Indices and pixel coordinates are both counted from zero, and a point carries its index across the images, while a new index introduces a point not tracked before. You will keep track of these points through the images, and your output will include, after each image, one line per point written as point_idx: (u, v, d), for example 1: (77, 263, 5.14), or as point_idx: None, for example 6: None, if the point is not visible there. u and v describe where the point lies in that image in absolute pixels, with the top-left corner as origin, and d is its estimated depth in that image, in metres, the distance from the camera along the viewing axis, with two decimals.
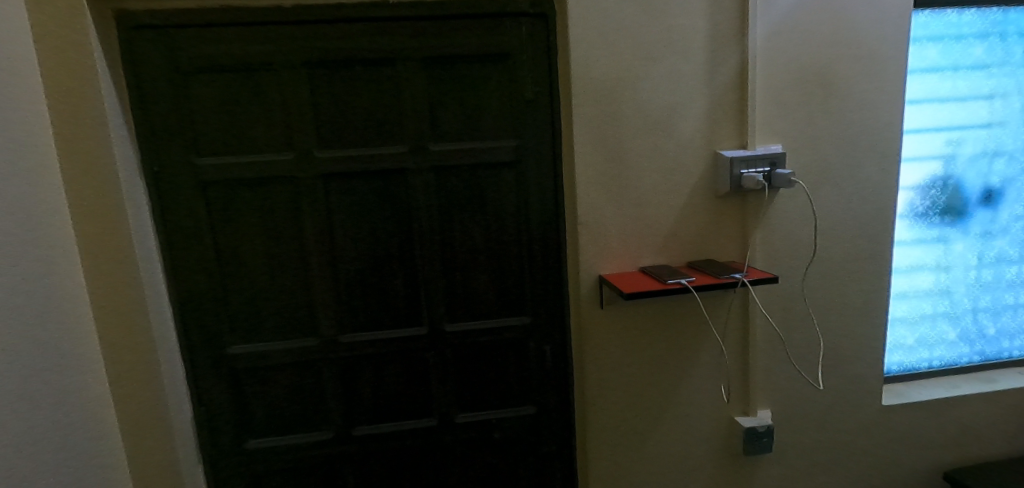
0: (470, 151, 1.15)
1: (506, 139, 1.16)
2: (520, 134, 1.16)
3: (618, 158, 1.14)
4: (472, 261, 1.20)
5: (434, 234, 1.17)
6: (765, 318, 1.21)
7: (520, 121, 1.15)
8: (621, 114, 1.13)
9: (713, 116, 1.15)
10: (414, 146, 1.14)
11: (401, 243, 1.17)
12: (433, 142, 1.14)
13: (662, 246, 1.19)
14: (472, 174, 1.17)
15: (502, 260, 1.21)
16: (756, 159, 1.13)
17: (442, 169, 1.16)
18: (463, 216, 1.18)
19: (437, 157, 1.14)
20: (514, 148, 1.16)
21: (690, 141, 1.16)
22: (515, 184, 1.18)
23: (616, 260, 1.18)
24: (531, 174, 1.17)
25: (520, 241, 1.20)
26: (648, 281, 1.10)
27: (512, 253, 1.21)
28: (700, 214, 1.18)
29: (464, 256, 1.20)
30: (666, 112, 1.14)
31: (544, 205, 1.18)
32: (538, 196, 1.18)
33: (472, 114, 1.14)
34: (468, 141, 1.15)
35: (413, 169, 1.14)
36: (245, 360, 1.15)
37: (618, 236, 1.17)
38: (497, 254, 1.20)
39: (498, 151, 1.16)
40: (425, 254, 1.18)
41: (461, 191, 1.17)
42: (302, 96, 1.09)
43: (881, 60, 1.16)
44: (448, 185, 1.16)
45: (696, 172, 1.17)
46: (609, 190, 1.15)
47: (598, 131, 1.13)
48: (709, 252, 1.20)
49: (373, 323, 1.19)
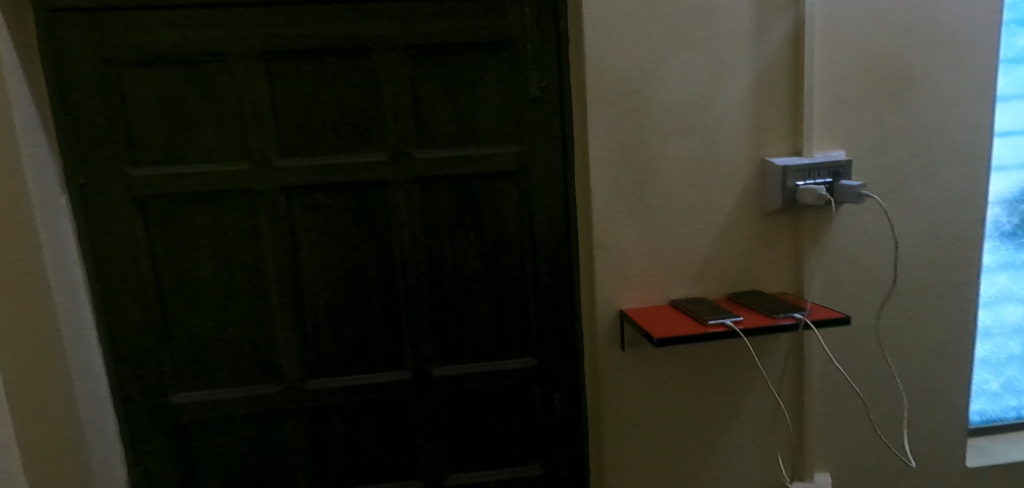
0: (462, 161, 0.95)
1: (507, 145, 0.96)
2: (523, 139, 0.96)
3: (642, 168, 0.93)
4: (466, 293, 1.00)
5: (420, 260, 0.97)
6: (825, 363, 0.99)
7: (523, 125, 0.95)
8: (646, 114, 0.92)
9: (759, 116, 0.94)
10: (394, 154, 0.94)
11: (380, 271, 0.97)
12: (417, 150, 0.95)
13: (697, 275, 0.97)
14: (465, 188, 0.97)
15: (502, 290, 1.00)
16: (813, 168, 0.92)
17: (429, 182, 0.96)
18: (454, 237, 0.98)
19: (423, 168, 0.95)
20: (515, 157, 0.96)
21: (731, 147, 0.94)
22: (518, 199, 0.98)
23: (641, 292, 0.96)
24: (537, 187, 0.97)
25: (523, 266, 1.00)
26: (682, 320, 0.88)
27: (514, 282, 1.00)
28: (744, 236, 0.97)
29: (456, 286, 0.99)
30: (701, 112, 0.93)
31: (552, 225, 0.98)
32: (545, 214, 0.98)
33: (465, 116, 0.95)
34: (460, 149, 0.95)
35: (393, 182, 0.95)
36: (192, 411, 0.96)
37: (642, 262, 0.96)
38: (496, 283, 1.00)
39: (496, 160, 0.96)
40: (408, 283, 0.98)
41: (452, 208, 0.97)
42: (259, 94, 0.90)
43: (969, 47, 0.94)
44: (436, 200, 0.96)
45: (739, 184, 0.96)
46: (632, 208, 0.94)
47: (618, 135, 0.92)
48: (753, 281, 0.99)
49: (346, 365, 0.99)
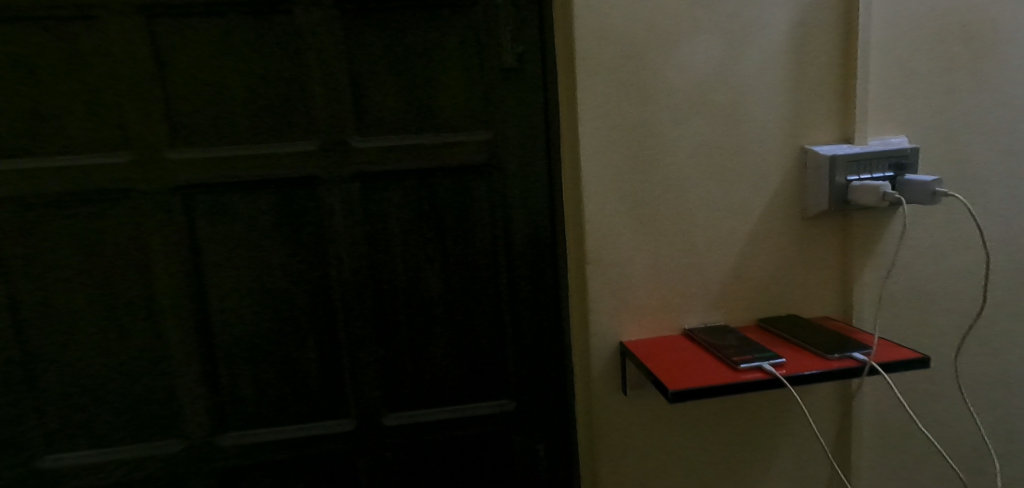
0: (415, 151, 0.74)
1: (474, 131, 0.75)
2: (494, 124, 0.75)
3: (648, 160, 0.72)
4: (425, 321, 0.78)
5: (364, 280, 0.76)
6: (879, 406, 0.78)
7: (494, 105, 0.74)
8: (652, 90, 0.71)
9: (797, 92, 0.73)
10: (326, 143, 0.72)
11: (311, 294, 0.76)
12: (357, 137, 0.73)
13: (718, 296, 0.76)
14: (421, 187, 0.75)
15: (471, 316, 0.79)
16: (870, 159, 0.71)
17: (373, 179, 0.74)
18: (407, 249, 0.76)
19: (364, 160, 0.73)
20: (485, 147, 0.75)
21: (762, 133, 0.74)
22: (490, 201, 0.77)
23: (647, 319, 0.75)
24: (513, 186, 0.76)
25: (496, 286, 0.78)
26: (703, 360, 0.67)
27: (485, 305, 0.79)
28: (777, 246, 0.76)
29: (411, 312, 0.78)
30: (722, 87, 0.72)
31: (533, 233, 0.77)
32: (524, 220, 0.77)
33: (419, 93, 0.73)
34: (412, 135, 0.74)
35: (325, 180, 0.73)
36: (69, 477, 0.74)
37: (648, 281, 0.74)
38: (462, 308, 0.78)
39: (460, 150, 0.74)
40: (349, 309, 0.76)
41: (404, 213, 0.75)
42: (143, 63, 0.68)
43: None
44: (383, 202, 0.75)
45: (772, 180, 0.75)
46: (635, 211, 0.73)
47: (617, 117, 0.71)
48: (790, 303, 0.78)
49: (271, 414, 0.77)
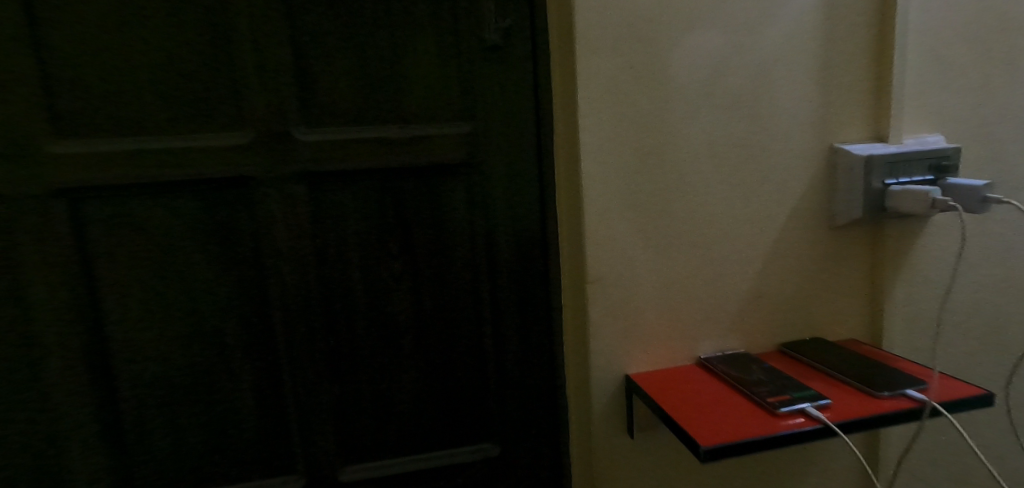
0: (377, 147, 0.60)
1: (450, 122, 0.61)
2: (475, 114, 0.61)
3: (659, 159, 0.61)
4: (390, 353, 0.64)
5: (315, 305, 0.61)
6: (924, 445, 0.68)
7: (473, 91, 0.61)
8: (663, 76, 0.60)
9: (825, 83, 0.63)
10: (264, 135, 0.58)
11: (247, 323, 0.61)
12: (303, 128, 0.58)
13: (736, 319, 0.65)
14: (384, 190, 0.61)
15: (447, 346, 0.65)
16: (908, 161, 0.62)
17: (325, 180, 0.60)
18: (367, 266, 0.62)
19: (313, 157, 0.59)
20: (464, 142, 0.62)
21: (785, 128, 0.63)
22: (470, 208, 0.63)
23: (656, 347, 0.64)
24: (498, 189, 0.63)
25: (477, 310, 0.65)
26: (730, 399, 0.56)
27: (464, 333, 0.65)
28: (801, 260, 0.66)
29: (372, 343, 0.64)
30: (742, 74, 0.62)
31: (521, 246, 0.64)
32: (510, 229, 0.64)
33: (380, 74, 0.59)
34: (373, 126, 0.60)
35: (263, 181, 0.58)
36: None
37: (658, 302, 0.63)
38: (435, 336, 0.65)
39: (433, 145, 0.61)
40: (295, 341, 0.62)
41: (363, 222, 0.61)
42: (10, 26, 0.52)
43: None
44: (337, 208, 0.61)
45: (797, 184, 0.65)
46: (643, 220, 0.61)
47: (624, 107, 0.59)
48: (814, 325, 0.68)
49: (195, 473, 0.62)
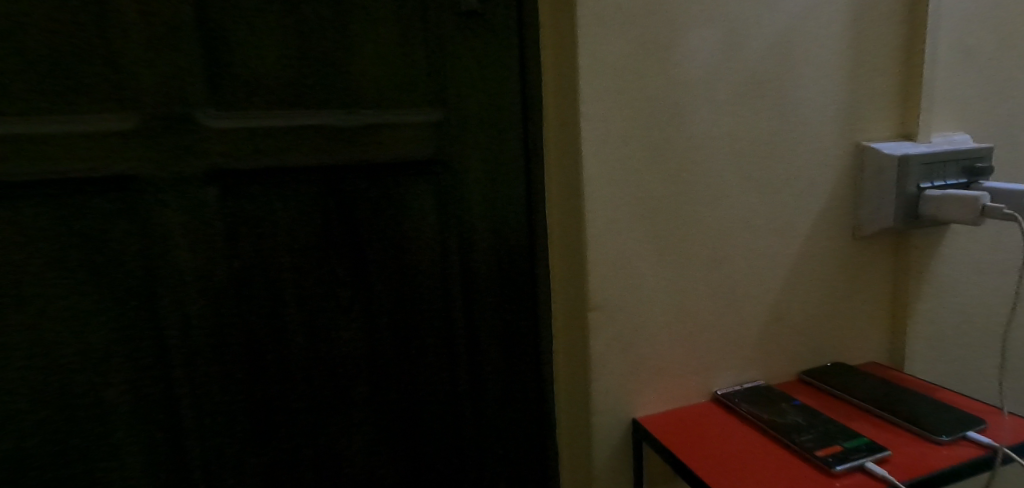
0: (319, 138, 0.46)
1: (414, 107, 0.49)
2: (447, 98, 0.49)
3: (670, 157, 0.51)
4: (340, 402, 0.51)
5: (237, 347, 0.47)
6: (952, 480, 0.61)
7: (445, 70, 0.49)
8: (677, 57, 0.49)
9: (850, 72, 0.55)
10: (154, 120, 0.42)
11: (136, 377, 0.44)
12: (212, 110, 0.43)
13: (753, 345, 0.56)
14: (329, 195, 0.47)
15: (413, 386, 0.53)
16: (942, 163, 0.54)
17: (246, 181, 0.45)
18: (308, 291, 0.48)
19: (228, 150, 0.44)
20: (433, 132, 0.49)
21: (809, 125, 0.55)
22: (441, 216, 0.51)
23: (666, 382, 0.53)
24: (475, 193, 0.51)
25: (450, 339, 0.53)
26: (766, 450, 0.46)
27: (434, 369, 0.53)
28: (823, 275, 0.58)
29: (315, 390, 0.50)
30: (764, 59, 0.52)
31: (503, 259, 0.53)
32: (491, 239, 0.53)
33: (324, 44, 0.46)
34: (312, 110, 0.46)
35: (154, 184, 0.42)
36: None
37: (669, 328, 0.53)
38: (397, 375, 0.52)
39: (394, 136, 0.48)
40: (208, 394, 0.46)
41: (303, 235, 0.47)
42: None
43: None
44: (265, 219, 0.46)
45: (820, 189, 0.56)
46: (652, 231, 0.51)
47: (632, 92, 0.48)
48: (835, 349, 0.60)
49: None
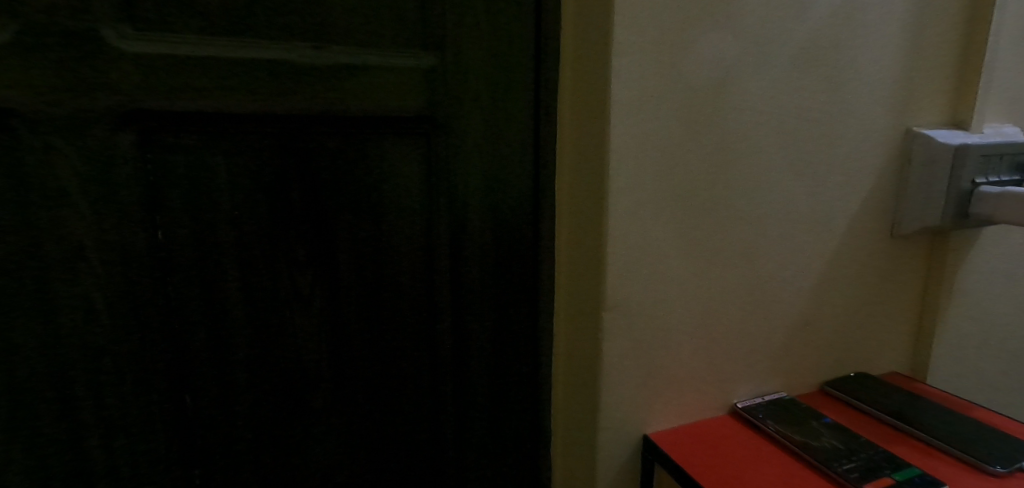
0: (278, 78, 0.36)
1: (400, 48, 0.39)
2: (443, 40, 0.40)
3: (708, 131, 0.43)
4: (295, 410, 0.41)
5: (162, 341, 0.36)
6: None
7: (440, 6, 0.39)
8: (725, 9, 0.41)
9: (908, 46, 0.48)
10: (42, 36, 0.31)
11: (17, 381, 0.33)
12: (127, 30, 0.32)
13: (777, 352, 0.50)
14: (288, 154, 0.37)
15: (386, 392, 0.44)
16: (996, 158, 0.49)
17: (175, 128, 0.34)
18: (259, 275, 0.38)
19: (150, 85, 0.33)
20: (423, 83, 0.40)
21: (857, 104, 0.48)
22: (429, 187, 0.42)
23: (683, 392, 0.46)
24: (472, 160, 0.42)
25: (435, 336, 0.44)
26: (803, 479, 0.40)
27: (413, 370, 0.44)
28: (857, 277, 0.51)
29: (268, 395, 0.40)
30: (818, 22, 0.45)
31: (500, 243, 0.45)
32: (487, 219, 0.44)
33: None
34: (268, 41, 0.35)
35: (42, 123, 0.31)
36: None
37: (691, 332, 0.45)
38: (370, 379, 0.43)
39: (372, 85, 0.38)
40: (123, 401, 0.36)
41: (251, 204, 0.37)
42: None
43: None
44: (202, 180, 0.35)
45: (865, 178, 0.49)
46: (682, 218, 0.43)
47: (671, 48, 0.40)
48: (860, 357, 0.54)
49: None
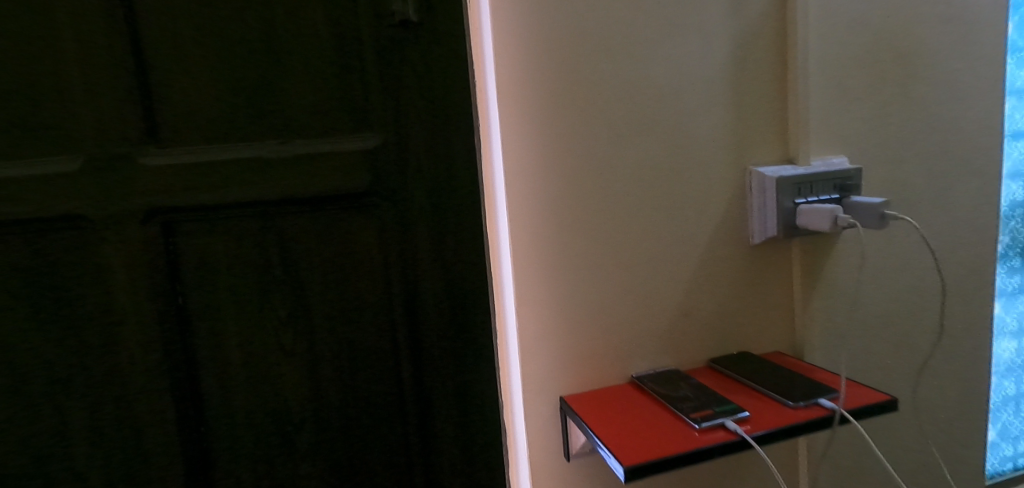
0: (267, 166, 0.60)
1: (343, 138, 0.62)
2: (377, 127, 0.62)
3: (581, 185, 0.63)
4: (312, 377, 0.65)
5: (239, 323, 0.63)
6: (850, 446, 0.71)
7: (367, 112, 0.62)
8: (588, 104, 0.62)
9: (737, 108, 0.67)
10: (115, 161, 0.58)
11: (123, 351, 0.61)
12: (157, 151, 0.58)
13: (664, 336, 0.68)
14: (274, 212, 0.61)
15: (382, 369, 0.66)
16: (813, 182, 0.66)
17: (206, 203, 0.60)
18: (267, 288, 0.62)
19: (181, 181, 0.59)
20: (359, 159, 0.62)
21: (701, 153, 0.67)
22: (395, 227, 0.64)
23: (588, 366, 0.65)
24: (427, 210, 0.64)
25: (390, 325, 0.65)
26: (656, 415, 0.58)
27: (399, 354, 0.66)
28: (727, 277, 0.69)
29: (280, 363, 0.64)
30: (663, 101, 0.65)
31: (421, 260, 0.64)
32: (420, 245, 0.64)
33: (255, 97, 0.59)
34: (252, 146, 0.60)
35: (122, 209, 0.58)
36: None
37: (589, 321, 0.65)
38: (349, 354, 0.65)
39: (322, 163, 0.61)
40: (187, 362, 0.62)
41: (250, 245, 0.61)
42: None
43: (984, 22, 0.75)
44: (219, 232, 0.61)
45: (718, 205, 0.68)
46: (573, 244, 0.63)
47: (548, 133, 0.61)
48: (741, 338, 0.71)
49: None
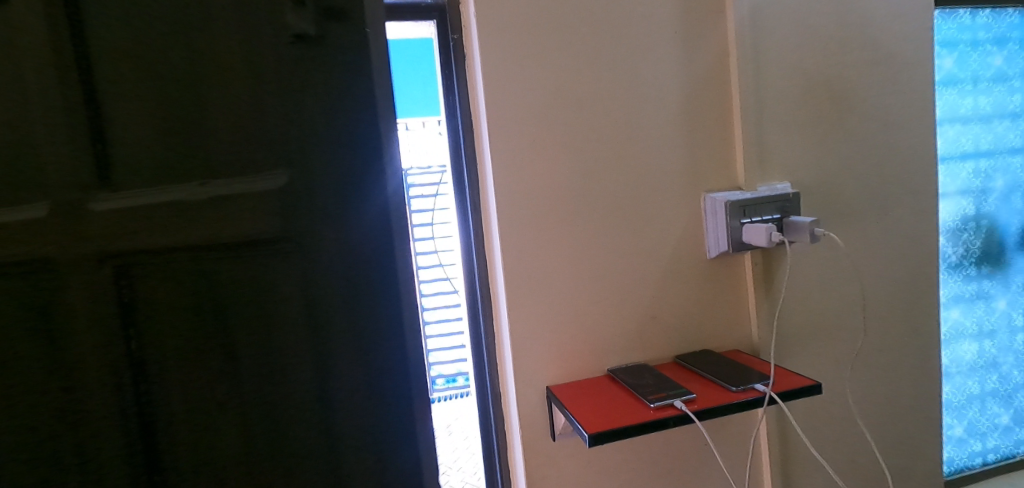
0: (193, 212, 0.54)
1: (261, 173, 0.56)
2: (289, 162, 0.56)
3: (560, 209, 0.76)
4: (265, 440, 0.58)
5: (169, 391, 0.55)
6: (801, 432, 0.82)
7: (295, 151, 0.57)
8: (563, 143, 0.76)
9: (691, 143, 0.80)
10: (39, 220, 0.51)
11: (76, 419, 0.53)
12: (55, 200, 0.51)
13: (633, 336, 0.80)
14: (197, 265, 0.55)
15: (359, 437, 0.60)
16: (758, 204, 0.78)
17: (128, 264, 0.53)
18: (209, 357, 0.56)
19: (97, 238, 0.52)
20: (276, 203, 0.56)
21: (661, 180, 0.80)
22: (304, 274, 0.57)
23: (568, 361, 0.78)
24: (345, 264, 0.58)
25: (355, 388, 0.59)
26: (621, 399, 0.70)
27: (318, 435, 0.59)
28: (687, 286, 0.81)
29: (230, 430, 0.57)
30: (626, 139, 0.78)
31: (357, 322, 0.59)
32: (347, 296, 0.58)
33: (179, 134, 0.54)
34: (172, 190, 0.54)
35: (36, 272, 0.51)
36: None
37: (567, 323, 0.77)
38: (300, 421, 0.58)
39: (244, 208, 0.55)
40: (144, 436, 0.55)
41: (176, 311, 0.55)
42: None
43: (919, 61, 0.85)
44: (135, 299, 0.54)
45: (677, 225, 0.81)
46: (553, 259, 0.76)
47: (530, 169, 0.75)
48: (702, 339, 0.82)
49: None
